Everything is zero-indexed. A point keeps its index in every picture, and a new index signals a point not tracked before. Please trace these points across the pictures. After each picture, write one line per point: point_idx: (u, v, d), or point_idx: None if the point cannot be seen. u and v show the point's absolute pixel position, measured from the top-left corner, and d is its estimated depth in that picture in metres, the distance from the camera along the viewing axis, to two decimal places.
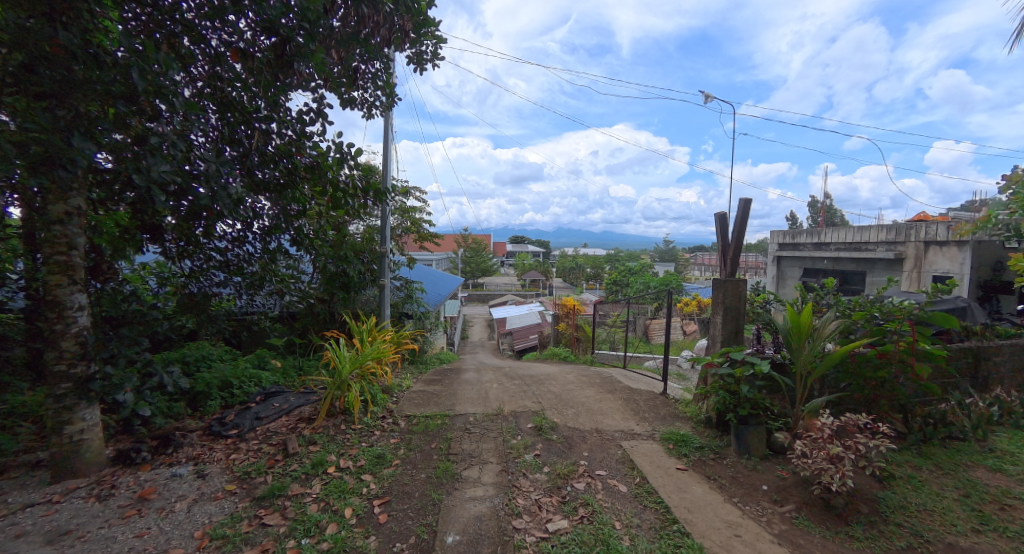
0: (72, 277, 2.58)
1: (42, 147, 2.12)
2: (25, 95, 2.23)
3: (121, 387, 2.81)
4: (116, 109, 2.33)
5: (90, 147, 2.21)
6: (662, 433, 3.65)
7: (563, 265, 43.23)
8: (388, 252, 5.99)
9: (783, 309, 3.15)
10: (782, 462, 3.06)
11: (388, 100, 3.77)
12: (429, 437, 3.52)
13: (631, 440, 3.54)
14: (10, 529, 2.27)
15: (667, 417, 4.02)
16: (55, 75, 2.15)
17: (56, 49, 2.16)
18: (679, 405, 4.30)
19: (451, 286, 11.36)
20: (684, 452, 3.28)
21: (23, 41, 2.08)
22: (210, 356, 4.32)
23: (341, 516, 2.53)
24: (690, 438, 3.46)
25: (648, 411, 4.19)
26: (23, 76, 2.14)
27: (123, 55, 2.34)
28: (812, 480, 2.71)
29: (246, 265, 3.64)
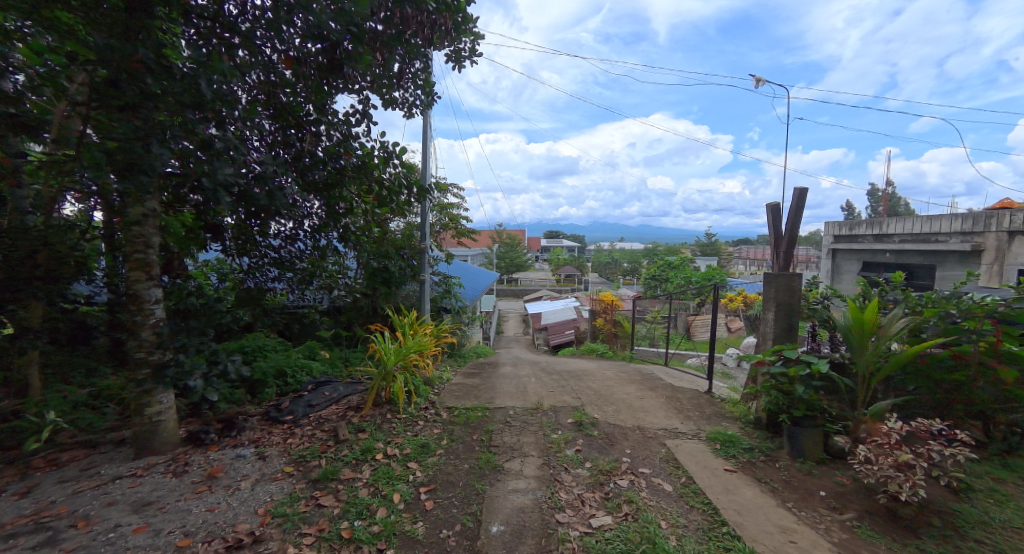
0: (149, 273, 2.79)
1: (125, 154, 2.31)
2: (109, 107, 2.43)
3: (191, 373, 3.03)
4: (185, 118, 2.53)
5: (166, 153, 2.41)
6: (708, 432, 3.54)
7: (600, 260, 42.64)
8: (428, 248, 6.13)
9: (845, 305, 3.01)
10: (841, 467, 2.89)
11: (429, 99, 3.82)
12: (470, 428, 3.59)
13: (675, 438, 3.46)
14: (102, 498, 2.54)
15: (714, 417, 3.89)
16: (134, 88, 2.33)
17: (135, 63, 2.34)
18: (725, 405, 4.15)
19: (487, 282, 11.47)
20: (732, 453, 3.16)
21: (108, 58, 2.27)
22: (266, 346, 4.56)
23: (390, 501, 2.63)
24: (738, 438, 3.34)
25: (692, 410, 4.07)
26: (107, 89, 2.34)
27: (191, 67, 2.50)
28: (876, 488, 2.55)
29: (298, 261, 3.82)
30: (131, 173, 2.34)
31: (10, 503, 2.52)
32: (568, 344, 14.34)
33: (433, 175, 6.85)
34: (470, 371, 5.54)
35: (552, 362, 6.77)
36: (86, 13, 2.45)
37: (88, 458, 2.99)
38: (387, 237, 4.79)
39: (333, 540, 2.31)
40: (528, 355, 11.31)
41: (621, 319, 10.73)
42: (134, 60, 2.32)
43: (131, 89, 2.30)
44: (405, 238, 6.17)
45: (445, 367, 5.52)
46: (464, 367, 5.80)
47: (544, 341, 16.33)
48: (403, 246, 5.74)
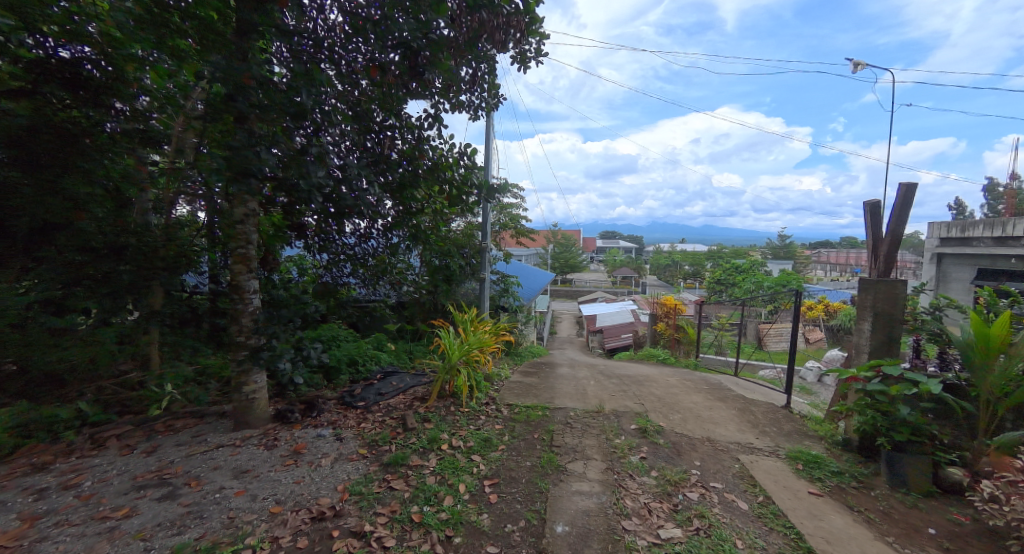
0: (249, 265, 3.10)
1: (236, 159, 2.57)
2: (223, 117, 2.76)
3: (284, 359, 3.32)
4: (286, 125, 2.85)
5: (271, 159, 2.68)
6: (788, 451, 3.29)
7: (663, 262, 41.02)
8: (489, 247, 6.23)
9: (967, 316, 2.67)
10: (957, 504, 2.58)
11: (494, 102, 3.87)
12: (531, 427, 3.62)
13: (750, 455, 3.24)
14: (209, 462, 2.88)
15: (794, 435, 3.60)
16: (246, 101, 2.60)
17: (246, 79, 2.60)
18: (808, 423, 3.84)
19: (543, 282, 11.44)
20: (817, 476, 2.91)
21: (225, 76, 2.54)
22: (340, 336, 4.88)
23: (456, 490, 2.75)
24: (825, 460, 3.07)
25: (769, 425, 3.80)
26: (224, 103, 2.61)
27: (290, 80, 2.82)
28: (1002, 532, 2.23)
29: (369, 259, 3.99)
30: (241, 176, 2.61)
31: (139, 459, 2.92)
32: (626, 348, 13.94)
33: (494, 176, 6.96)
34: (527, 370, 5.56)
35: (609, 366, 6.63)
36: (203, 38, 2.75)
37: (196, 427, 3.38)
38: (449, 236, 4.92)
39: (405, 522, 2.45)
40: (582, 357, 11.15)
41: (684, 325, 10.25)
42: (245, 76, 2.59)
43: (241, 102, 2.57)
44: (466, 237, 6.32)
45: (503, 364, 5.59)
46: (522, 366, 5.84)
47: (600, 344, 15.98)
48: (464, 245, 5.89)
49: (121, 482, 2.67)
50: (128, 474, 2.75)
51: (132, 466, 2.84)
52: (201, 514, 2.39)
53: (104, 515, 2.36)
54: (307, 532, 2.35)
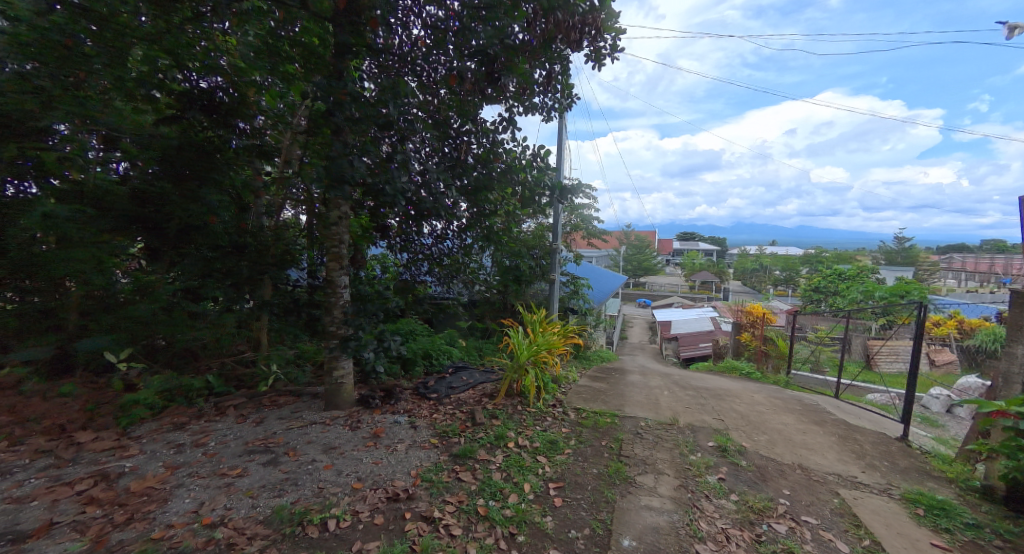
0: (340, 264, 3.36)
1: (333, 169, 2.82)
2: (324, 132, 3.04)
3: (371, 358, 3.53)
4: (373, 136, 3.08)
5: (362, 167, 2.90)
6: (903, 491, 2.90)
7: (749, 265, 37.98)
8: (559, 248, 6.18)
9: None
10: None
11: (568, 102, 3.82)
12: (598, 433, 3.55)
13: (852, 490, 2.89)
14: (304, 436, 3.17)
15: (911, 473, 3.16)
16: (343, 117, 2.84)
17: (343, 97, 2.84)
18: (931, 462, 3.35)
19: (614, 285, 11.13)
20: (945, 526, 2.53)
21: (326, 96, 2.80)
22: (416, 331, 5.12)
23: (521, 489, 2.77)
24: (956, 508, 2.67)
25: (879, 458, 3.36)
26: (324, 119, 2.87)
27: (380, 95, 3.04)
28: None
29: (444, 258, 4.00)
30: (336, 183, 2.86)
31: (250, 428, 3.27)
32: (703, 357, 13.10)
33: (565, 176, 6.88)
34: (596, 374, 5.44)
35: (686, 376, 6.25)
36: (308, 63, 3.06)
37: (295, 404, 3.68)
38: (519, 237, 4.96)
39: (471, 514, 2.52)
40: (654, 364, 10.65)
41: (770, 335, 9.41)
42: (342, 92, 2.83)
43: (339, 117, 2.81)
44: (536, 238, 6.33)
45: (570, 367, 5.51)
46: (590, 370, 5.72)
47: (674, 352, 15.18)
48: (534, 246, 5.91)
49: (237, 446, 3.02)
50: (241, 440, 3.10)
51: (245, 433, 3.19)
52: (296, 482, 2.67)
53: (223, 472, 2.71)
54: (383, 510, 2.51)
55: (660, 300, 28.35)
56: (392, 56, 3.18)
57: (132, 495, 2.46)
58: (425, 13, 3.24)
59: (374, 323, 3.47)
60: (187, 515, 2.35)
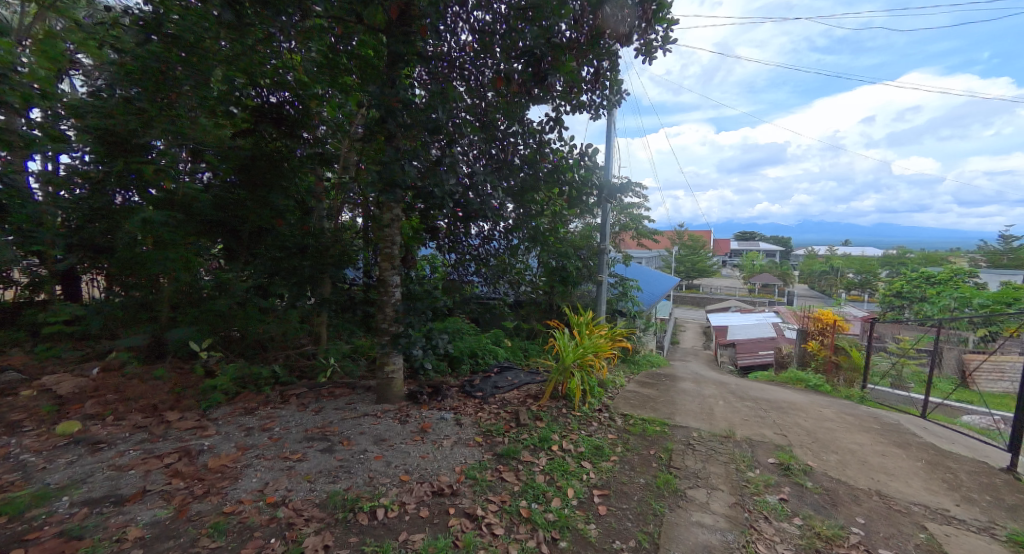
0: (391, 263, 3.46)
1: (386, 171, 2.91)
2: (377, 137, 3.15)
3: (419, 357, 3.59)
4: (423, 142, 3.16)
5: (412, 170, 2.97)
6: (1008, 531, 2.51)
7: (822, 269, 35.06)
8: (607, 249, 6.00)
9: None
10: None
11: (617, 99, 3.69)
12: (646, 442, 3.39)
13: (944, 524, 2.55)
14: (357, 426, 3.28)
15: (1022, 511, 2.73)
16: (396, 121, 2.93)
17: (394, 103, 2.92)
18: None
19: (665, 287, 10.68)
20: None
21: (380, 102, 2.89)
22: (462, 329, 5.18)
23: (565, 493, 2.71)
24: None
25: (979, 491, 2.93)
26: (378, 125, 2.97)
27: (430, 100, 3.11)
28: None
29: (491, 259, 4.00)
30: (388, 187, 2.95)
31: (309, 416, 3.43)
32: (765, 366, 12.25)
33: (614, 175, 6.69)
34: (645, 380, 5.21)
35: (744, 386, 5.84)
36: (362, 72, 3.18)
37: (350, 396, 3.82)
38: (565, 237, 4.89)
39: (514, 514, 2.50)
40: (710, 372, 10.07)
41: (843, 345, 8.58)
42: (394, 100, 2.92)
43: (391, 123, 2.90)
44: (583, 239, 6.20)
45: (618, 371, 5.33)
46: (639, 375, 5.50)
47: (732, 360, 14.30)
48: (580, 247, 5.79)
49: (298, 432, 3.19)
50: (302, 426, 3.26)
51: (304, 421, 3.35)
52: (349, 470, 2.78)
53: (285, 456, 2.88)
54: (428, 503, 2.55)
55: (719, 304, 26.86)
56: (442, 61, 3.23)
57: (210, 471, 2.67)
58: (472, 18, 3.27)
59: (423, 321, 3.52)
60: (254, 493, 2.52)
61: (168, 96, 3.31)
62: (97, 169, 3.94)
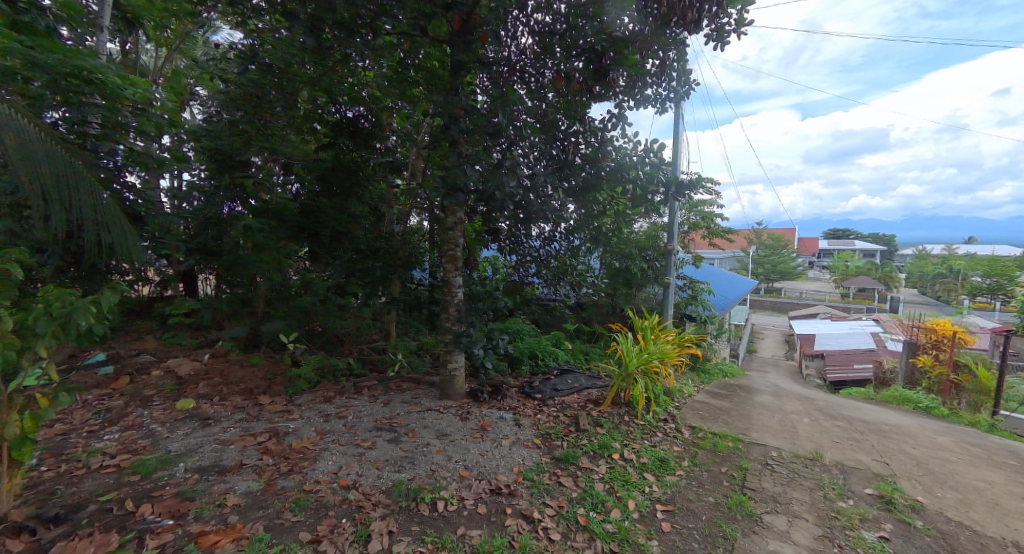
0: (455, 264, 3.59)
1: (449, 176, 3.02)
2: (441, 144, 3.29)
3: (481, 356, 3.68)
4: (485, 146, 3.22)
5: (473, 174, 3.06)
6: None
7: (954, 272, 29.93)
8: (676, 249, 5.66)
9: None
10: None
11: (686, 89, 3.48)
12: (717, 458, 3.14)
13: None
14: (420, 420, 3.45)
15: None
16: (458, 128, 3.04)
17: (457, 110, 3.04)
18: None
19: (744, 290, 9.83)
20: None
21: (443, 110, 3.02)
22: (523, 330, 5.22)
23: (625, 505, 2.60)
24: None
25: None
26: (443, 133, 3.10)
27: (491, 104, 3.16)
28: None
29: (552, 260, 3.98)
30: (451, 191, 3.07)
31: (379, 407, 3.67)
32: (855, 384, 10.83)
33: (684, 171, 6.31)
34: (717, 390, 4.83)
35: (837, 403, 5.18)
36: (429, 83, 3.35)
37: (416, 390, 4.03)
38: (628, 237, 4.71)
39: (571, 521, 2.46)
40: (797, 386, 9.08)
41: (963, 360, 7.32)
42: (457, 107, 3.04)
43: (454, 130, 3.02)
44: (649, 239, 5.93)
45: (686, 380, 5.01)
46: (713, 385, 5.12)
47: (818, 374, 12.74)
48: (645, 248, 5.55)
49: (368, 421, 3.43)
50: (372, 417, 3.50)
51: (375, 412, 3.60)
52: (413, 461, 2.93)
53: (357, 442, 3.12)
54: (485, 501, 2.60)
55: (818, 311, 24.07)
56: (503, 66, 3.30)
57: (294, 451, 2.98)
58: (532, 20, 3.29)
59: (484, 321, 3.61)
60: (329, 475, 2.76)
61: (264, 118, 3.77)
62: (211, 184, 4.58)
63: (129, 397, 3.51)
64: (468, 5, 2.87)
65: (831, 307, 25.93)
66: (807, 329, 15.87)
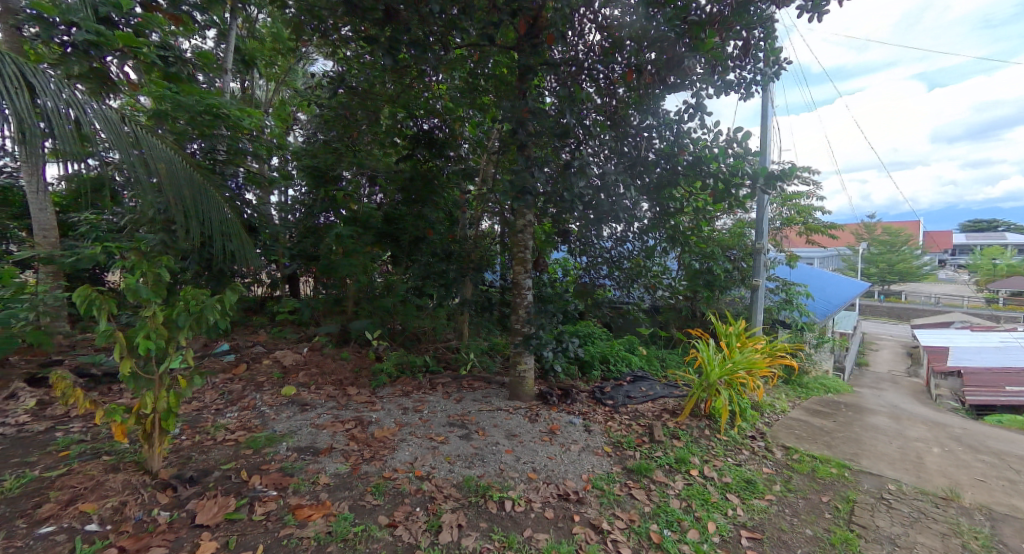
0: (525, 267, 3.61)
1: (518, 179, 3.06)
2: (509, 149, 3.34)
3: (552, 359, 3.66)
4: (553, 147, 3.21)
5: (541, 176, 3.08)
6: None
7: None
8: (766, 247, 5.04)
9: None
10: None
11: (776, 70, 3.14)
12: (817, 486, 2.75)
13: None
14: (490, 419, 3.53)
15: None
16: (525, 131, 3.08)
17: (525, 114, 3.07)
18: None
19: (855, 293, 8.53)
20: None
21: (511, 115, 3.07)
22: (594, 334, 5.08)
23: (704, 527, 2.40)
24: None
25: None
26: (511, 138, 3.14)
27: (558, 106, 3.16)
28: None
29: (625, 262, 3.82)
30: (520, 194, 3.09)
31: (453, 404, 3.83)
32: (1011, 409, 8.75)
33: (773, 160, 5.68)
34: (818, 408, 4.24)
35: (984, 431, 4.27)
36: (499, 90, 3.45)
37: (487, 390, 4.13)
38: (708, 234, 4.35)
39: (643, 537, 2.33)
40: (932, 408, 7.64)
41: None
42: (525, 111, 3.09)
43: (521, 133, 3.06)
44: (734, 237, 5.39)
45: (780, 394, 4.46)
46: (814, 401, 4.51)
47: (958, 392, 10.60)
48: (729, 246, 5.09)
49: (442, 417, 3.60)
50: (445, 413, 3.66)
51: (449, 408, 3.76)
52: (483, 458, 3.01)
53: (431, 436, 3.29)
54: (553, 506, 2.58)
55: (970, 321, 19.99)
56: (570, 67, 3.29)
57: (376, 439, 3.23)
58: (600, 16, 3.22)
59: (553, 324, 3.59)
60: (406, 464, 2.95)
61: (352, 135, 4.17)
62: (310, 198, 5.18)
63: (247, 382, 4.11)
64: (534, 9, 2.90)
65: (970, 315, 21.73)
66: (941, 341, 13.35)
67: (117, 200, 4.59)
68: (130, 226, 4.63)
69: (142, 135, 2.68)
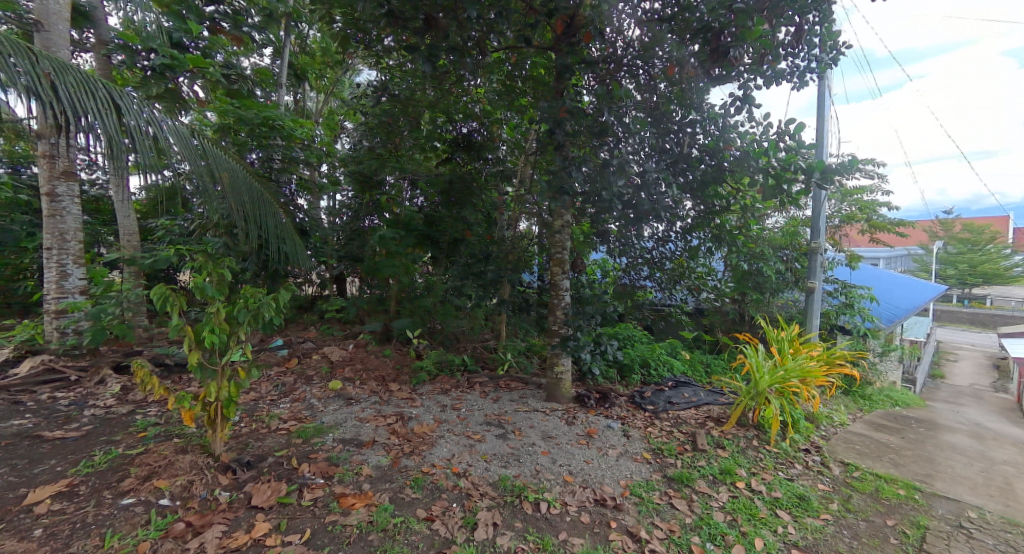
0: (563, 267, 3.58)
1: (555, 180, 3.04)
2: (546, 149, 3.33)
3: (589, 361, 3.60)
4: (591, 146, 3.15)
5: (578, 175, 3.04)
6: None
7: None
8: (824, 248, 4.60)
9: None
10: None
11: (834, 55, 2.91)
12: (882, 508, 2.51)
13: None
14: (527, 420, 3.53)
15: None
16: (562, 131, 3.05)
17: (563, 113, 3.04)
18: None
19: (931, 297, 7.71)
20: None
21: (549, 115, 3.05)
22: (634, 337, 4.95)
23: (751, 543, 2.26)
24: None
25: None
26: (549, 138, 3.12)
27: (596, 104, 3.10)
28: None
29: (667, 263, 3.69)
30: (557, 194, 3.07)
31: (490, 404, 3.87)
32: None
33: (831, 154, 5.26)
34: (884, 422, 3.87)
35: None
36: (537, 91, 3.45)
37: (524, 390, 4.14)
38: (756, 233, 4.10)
39: (683, 549, 2.23)
40: None
41: None
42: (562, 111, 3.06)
43: (559, 133, 3.04)
44: (786, 236, 5.02)
45: (838, 405, 4.12)
46: (878, 414, 4.14)
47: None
48: (781, 246, 4.76)
49: (479, 416, 3.65)
50: (482, 412, 3.71)
51: (486, 407, 3.80)
52: (518, 458, 3.02)
53: (468, 434, 3.34)
54: (589, 510, 2.53)
55: None
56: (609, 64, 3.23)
57: (416, 435, 3.33)
58: (640, 9, 3.10)
59: (591, 325, 3.53)
60: (443, 460, 3.02)
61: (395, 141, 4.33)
62: (357, 202, 5.43)
63: (298, 376, 4.37)
64: (570, 7, 2.86)
65: None
66: None
67: (188, 207, 5.03)
68: (199, 230, 5.07)
69: (208, 147, 2.93)
